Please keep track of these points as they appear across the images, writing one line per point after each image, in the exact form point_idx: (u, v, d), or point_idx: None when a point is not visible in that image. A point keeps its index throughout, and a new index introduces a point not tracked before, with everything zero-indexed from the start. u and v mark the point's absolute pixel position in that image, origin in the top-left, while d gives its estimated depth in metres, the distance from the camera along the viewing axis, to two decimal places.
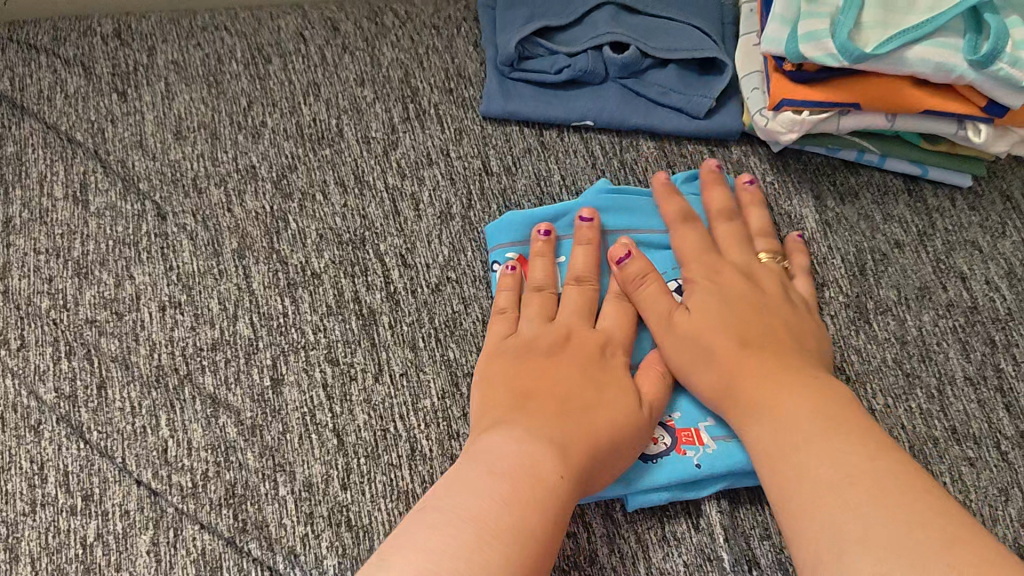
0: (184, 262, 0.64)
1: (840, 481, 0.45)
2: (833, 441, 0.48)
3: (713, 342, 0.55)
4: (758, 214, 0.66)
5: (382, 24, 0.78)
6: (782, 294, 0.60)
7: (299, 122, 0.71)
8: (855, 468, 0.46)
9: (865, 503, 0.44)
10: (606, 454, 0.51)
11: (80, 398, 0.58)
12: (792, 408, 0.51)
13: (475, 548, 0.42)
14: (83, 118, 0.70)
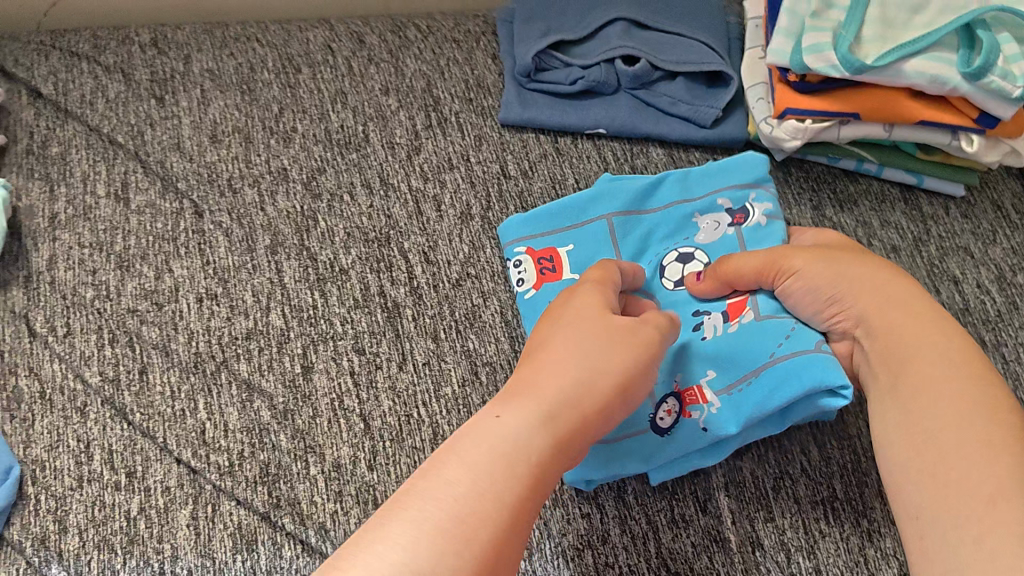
0: (220, 257, 0.68)
1: (962, 435, 0.47)
2: (957, 392, 0.49)
3: (852, 284, 0.57)
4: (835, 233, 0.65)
5: (405, 38, 0.83)
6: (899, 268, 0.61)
7: (328, 128, 0.75)
8: (986, 429, 0.47)
9: (989, 462, 0.45)
10: (563, 373, 0.47)
11: (123, 382, 0.62)
12: (922, 356, 0.52)
13: (394, 514, 0.39)
14: (124, 121, 0.73)
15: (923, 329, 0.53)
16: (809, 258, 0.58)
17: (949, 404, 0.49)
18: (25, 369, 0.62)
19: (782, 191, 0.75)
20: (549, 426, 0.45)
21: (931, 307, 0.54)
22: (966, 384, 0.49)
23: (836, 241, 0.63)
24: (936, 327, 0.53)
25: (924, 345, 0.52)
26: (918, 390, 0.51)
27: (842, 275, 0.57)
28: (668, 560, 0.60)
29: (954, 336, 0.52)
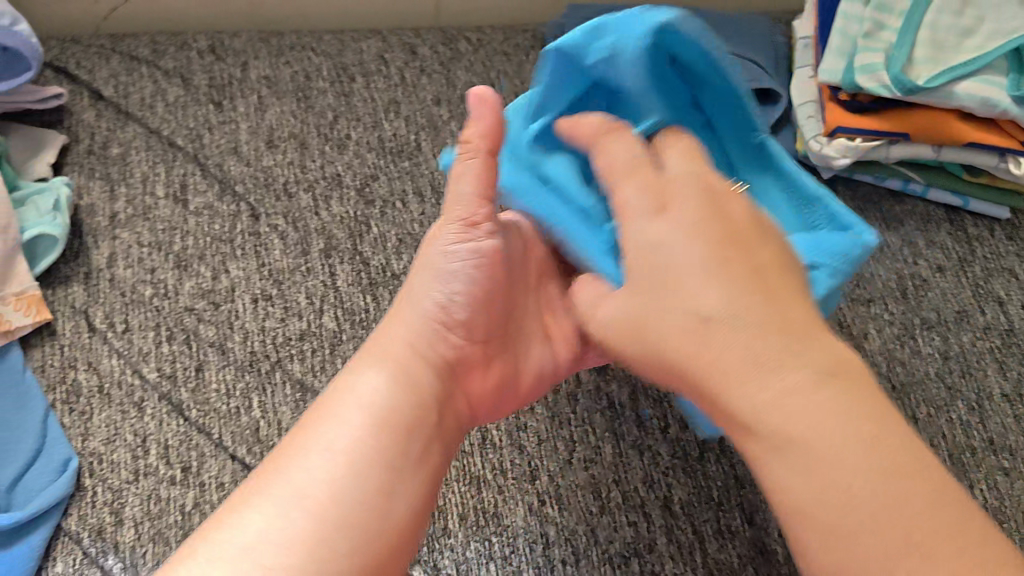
0: (275, 260, 0.69)
1: (838, 427, 0.31)
2: (762, 337, 0.34)
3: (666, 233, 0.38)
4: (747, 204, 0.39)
5: (457, 50, 0.84)
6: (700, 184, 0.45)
7: (381, 136, 0.76)
8: (825, 423, 0.31)
9: (785, 472, 0.32)
10: (407, 328, 0.46)
11: (179, 379, 0.63)
12: (697, 304, 0.36)
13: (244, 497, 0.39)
14: (183, 124, 0.75)
15: (702, 257, 0.37)
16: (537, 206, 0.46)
17: (807, 397, 0.32)
18: (84, 364, 0.63)
19: None
20: (394, 378, 0.43)
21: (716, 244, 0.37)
22: (852, 398, 0.32)
23: (650, 176, 0.40)
24: (729, 279, 0.36)
25: (711, 289, 0.36)
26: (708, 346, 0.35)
27: (664, 219, 0.39)
28: (714, 570, 0.60)
29: (715, 266, 0.36)
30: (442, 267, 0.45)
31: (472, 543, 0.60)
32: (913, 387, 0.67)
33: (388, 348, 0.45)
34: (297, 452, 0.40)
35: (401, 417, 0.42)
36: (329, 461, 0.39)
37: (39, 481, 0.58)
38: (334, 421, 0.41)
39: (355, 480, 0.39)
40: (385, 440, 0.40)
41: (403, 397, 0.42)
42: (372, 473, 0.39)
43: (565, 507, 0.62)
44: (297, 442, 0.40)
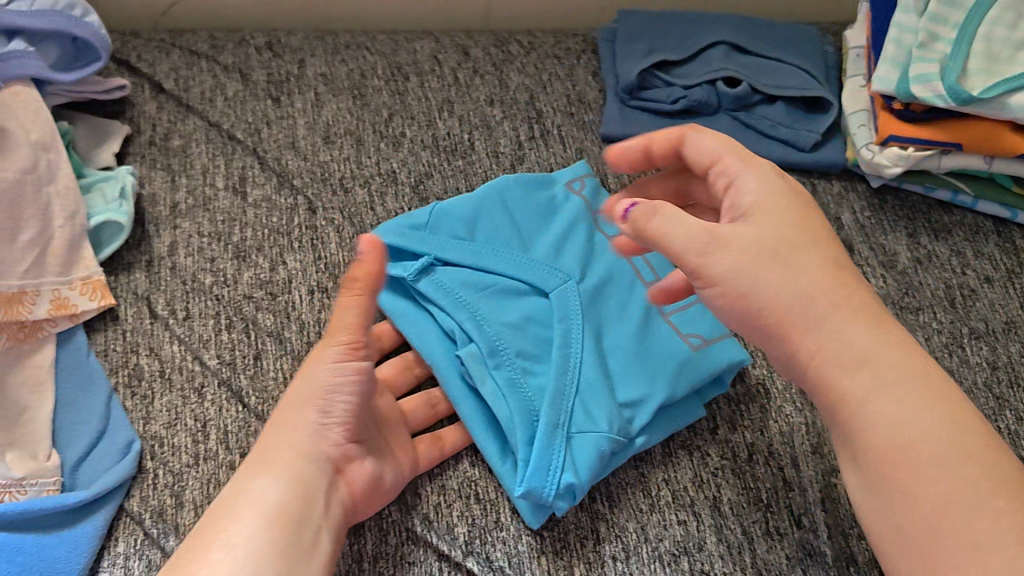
0: (332, 253, 0.70)
1: (920, 418, 0.45)
2: (903, 389, 0.46)
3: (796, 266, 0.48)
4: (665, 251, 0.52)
5: (508, 52, 0.85)
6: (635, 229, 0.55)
7: (435, 134, 0.78)
8: (913, 393, 0.45)
9: (919, 417, 0.45)
10: (280, 446, 0.57)
11: (239, 366, 0.64)
12: (848, 342, 0.47)
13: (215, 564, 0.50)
14: (242, 118, 0.76)
15: (835, 298, 0.48)
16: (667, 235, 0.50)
17: (903, 379, 0.46)
18: (146, 349, 0.64)
19: (877, 217, 0.77)
20: (260, 471, 0.56)
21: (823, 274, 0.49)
22: (919, 387, 0.46)
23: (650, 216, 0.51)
24: (854, 307, 0.48)
25: (850, 331, 0.47)
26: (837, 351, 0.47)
27: (767, 246, 0.49)
28: (763, 570, 0.60)
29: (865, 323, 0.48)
30: (324, 382, 0.58)
31: (523, 536, 0.61)
32: None
33: (297, 421, 0.58)
34: (219, 520, 0.53)
35: (276, 496, 0.54)
36: (242, 556, 0.51)
37: (102, 462, 0.59)
38: (252, 479, 0.55)
39: (278, 549, 0.52)
40: (269, 511, 0.53)
41: (284, 468, 0.56)
42: (261, 554, 0.51)
43: (615, 504, 0.63)
44: (251, 466, 0.56)
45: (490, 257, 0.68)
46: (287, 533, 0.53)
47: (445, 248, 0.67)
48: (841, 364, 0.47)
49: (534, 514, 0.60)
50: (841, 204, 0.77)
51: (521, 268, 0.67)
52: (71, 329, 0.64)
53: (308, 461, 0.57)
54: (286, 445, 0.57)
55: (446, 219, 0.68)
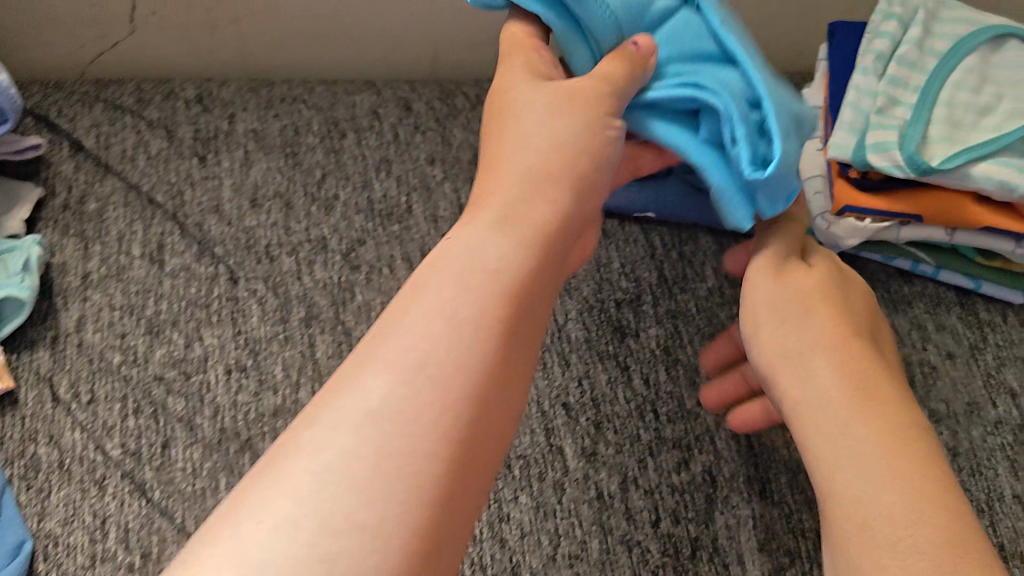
0: (252, 327, 0.66)
1: (858, 447, 0.48)
2: (885, 476, 0.46)
3: (837, 397, 0.50)
4: (806, 313, 0.54)
5: (453, 106, 0.82)
6: (810, 308, 0.55)
7: (371, 197, 0.73)
8: (894, 452, 0.47)
9: (873, 455, 0.47)
10: (513, 193, 0.47)
11: (145, 456, 0.60)
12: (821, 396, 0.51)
13: (421, 374, 0.36)
14: (164, 179, 0.72)
15: (851, 417, 0.49)
16: (780, 329, 0.55)
17: (863, 438, 0.48)
18: (44, 438, 0.60)
19: None
20: (500, 228, 0.45)
21: (843, 335, 0.53)
22: (890, 437, 0.47)
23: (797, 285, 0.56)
24: (851, 376, 0.51)
25: (829, 395, 0.50)
26: (842, 418, 0.49)
27: (840, 384, 0.51)
28: None
29: (889, 445, 0.47)
30: (536, 101, 0.50)
31: None
32: None
33: (541, 181, 0.48)
34: (418, 292, 0.40)
35: (489, 294, 0.41)
36: (420, 347, 0.37)
37: None
38: (477, 249, 0.44)
39: (468, 338, 0.39)
40: (469, 333, 0.39)
41: (517, 236, 0.45)
42: (470, 369, 0.38)
43: None
44: (478, 220, 0.45)
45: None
46: (492, 329, 0.40)
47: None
48: (805, 403, 0.51)
49: (749, 214, 0.52)
50: None
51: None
52: None
53: (544, 245, 0.46)
54: (539, 166, 0.48)
55: None
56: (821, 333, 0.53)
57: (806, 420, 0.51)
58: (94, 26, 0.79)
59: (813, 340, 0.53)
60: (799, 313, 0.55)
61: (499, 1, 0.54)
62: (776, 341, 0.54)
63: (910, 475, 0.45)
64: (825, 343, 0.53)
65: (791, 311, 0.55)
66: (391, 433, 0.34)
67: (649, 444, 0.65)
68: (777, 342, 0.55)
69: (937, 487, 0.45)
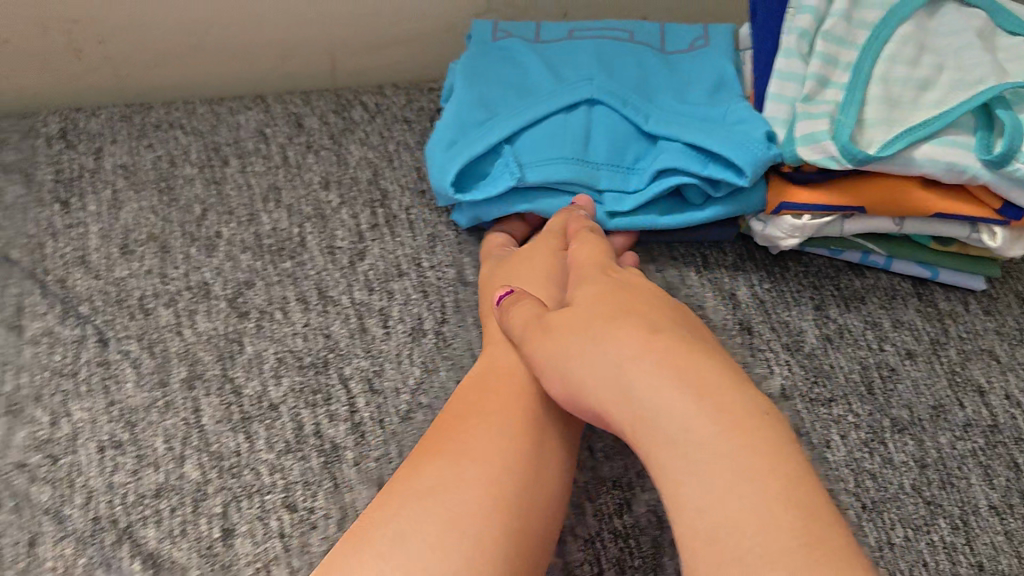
0: (127, 395, 0.58)
1: (688, 450, 0.40)
2: (723, 472, 0.39)
3: (649, 398, 0.43)
4: (607, 310, 0.49)
5: (350, 119, 0.74)
6: (615, 307, 0.49)
7: (258, 231, 0.66)
8: (730, 442, 0.39)
9: (703, 455, 0.40)
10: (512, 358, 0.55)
11: (5, 559, 0.52)
12: (638, 403, 0.43)
13: (449, 530, 0.43)
14: (22, 231, 0.64)
15: (686, 418, 0.41)
16: (583, 340, 0.48)
17: (696, 439, 0.40)
18: None
19: (779, 288, 0.67)
20: (510, 394, 0.53)
21: (644, 328, 0.46)
22: (722, 423, 0.40)
23: (608, 293, 0.51)
24: (664, 365, 0.43)
25: (646, 402, 0.43)
26: (660, 428, 0.42)
27: (651, 379, 0.43)
28: None
29: (727, 430, 0.40)
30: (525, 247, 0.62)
31: None
32: (887, 504, 0.57)
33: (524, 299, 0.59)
34: (416, 473, 0.47)
35: (499, 454, 0.48)
36: (471, 495, 0.45)
37: None
38: (476, 429, 0.50)
39: (487, 498, 0.45)
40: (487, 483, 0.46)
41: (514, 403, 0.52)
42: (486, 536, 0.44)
43: None
44: (472, 410, 0.52)
45: (512, 110, 0.66)
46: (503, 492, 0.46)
47: (490, 130, 0.64)
48: (630, 418, 0.44)
49: (857, 155, 0.57)
50: (736, 277, 0.67)
51: (549, 99, 0.65)
52: None
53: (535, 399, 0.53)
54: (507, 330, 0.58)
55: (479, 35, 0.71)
56: (625, 340, 0.46)
57: (634, 438, 0.43)
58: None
59: (619, 351, 0.46)
60: (597, 327, 0.48)
61: (489, 216, 0.66)
62: (573, 369, 0.48)
63: (752, 465, 0.38)
64: (625, 348, 0.45)
65: (598, 314, 0.49)
66: (449, 533, 0.43)
67: (584, 488, 0.59)
68: (580, 367, 0.47)
69: (786, 477, 0.38)
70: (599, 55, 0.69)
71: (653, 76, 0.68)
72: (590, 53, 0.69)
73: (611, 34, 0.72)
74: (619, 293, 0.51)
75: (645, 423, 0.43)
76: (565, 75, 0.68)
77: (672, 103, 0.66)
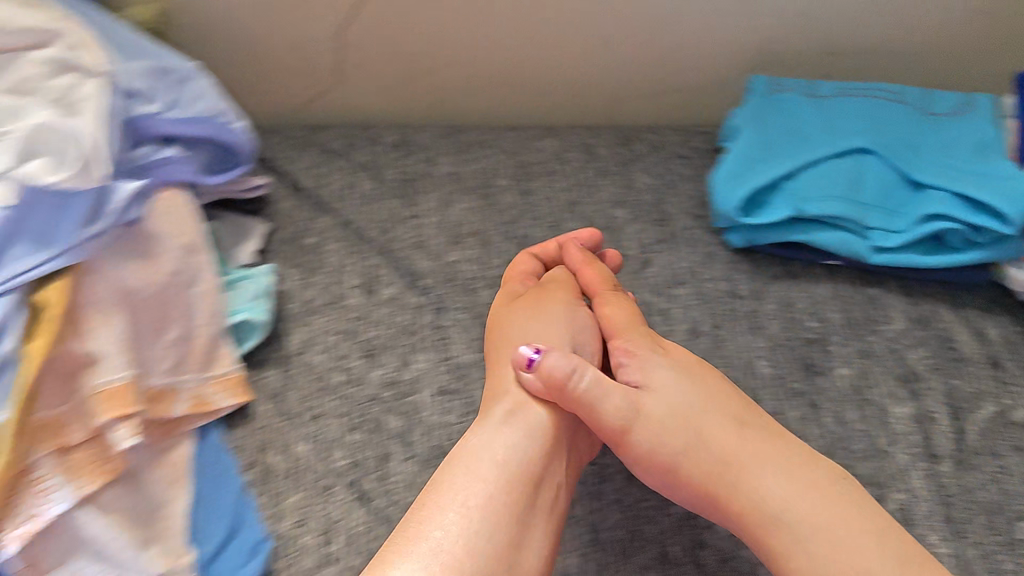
0: (459, 354, 0.70)
1: (820, 534, 0.52)
2: (853, 556, 0.51)
3: (777, 484, 0.54)
4: (711, 402, 0.60)
5: (636, 151, 0.86)
6: (729, 405, 0.60)
7: (561, 235, 0.78)
8: (859, 532, 0.52)
9: (840, 539, 0.51)
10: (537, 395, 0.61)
11: (366, 468, 0.64)
12: (764, 490, 0.54)
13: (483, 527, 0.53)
14: (374, 217, 0.78)
15: (815, 509, 0.53)
16: (699, 433, 0.58)
17: (828, 527, 0.52)
18: (276, 447, 0.65)
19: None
20: (545, 425, 0.60)
21: (761, 432, 0.58)
22: (853, 515, 0.52)
23: (717, 387, 0.61)
24: (784, 466, 0.55)
25: (770, 488, 0.54)
26: (788, 512, 0.53)
27: (778, 473, 0.55)
28: None
29: (847, 516, 0.52)
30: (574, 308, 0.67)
31: None
32: None
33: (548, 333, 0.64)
34: (445, 489, 0.54)
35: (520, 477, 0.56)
36: (476, 504, 0.54)
37: (228, 566, 0.58)
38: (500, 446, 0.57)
39: (505, 508, 0.54)
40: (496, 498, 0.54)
41: (524, 426, 0.59)
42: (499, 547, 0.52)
43: None
44: (488, 422, 0.59)
45: (791, 152, 0.75)
46: (511, 506, 0.54)
47: (773, 166, 0.74)
48: (753, 514, 0.54)
49: None
50: (985, 319, 0.74)
51: (827, 145, 0.75)
52: (205, 425, 0.65)
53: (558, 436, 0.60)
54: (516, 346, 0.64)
55: (759, 86, 0.82)
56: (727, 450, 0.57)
57: (749, 531, 0.54)
58: (313, 65, 0.87)
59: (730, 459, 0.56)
60: (615, 402, 0.59)
61: (763, 240, 0.75)
62: (696, 465, 0.57)
63: (880, 552, 0.51)
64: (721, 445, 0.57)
65: (719, 407, 0.59)
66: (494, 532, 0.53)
67: None
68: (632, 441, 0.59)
69: (909, 559, 0.50)
70: (869, 112, 0.78)
71: (920, 134, 0.77)
72: (861, 109, 0.79)
73: (880, 94, 0.80)
74: (710, 384, 0.61)
75: (768, 505, 0.54)
76: (839, 127, 0.77)
77: (938, 158, 0.74)
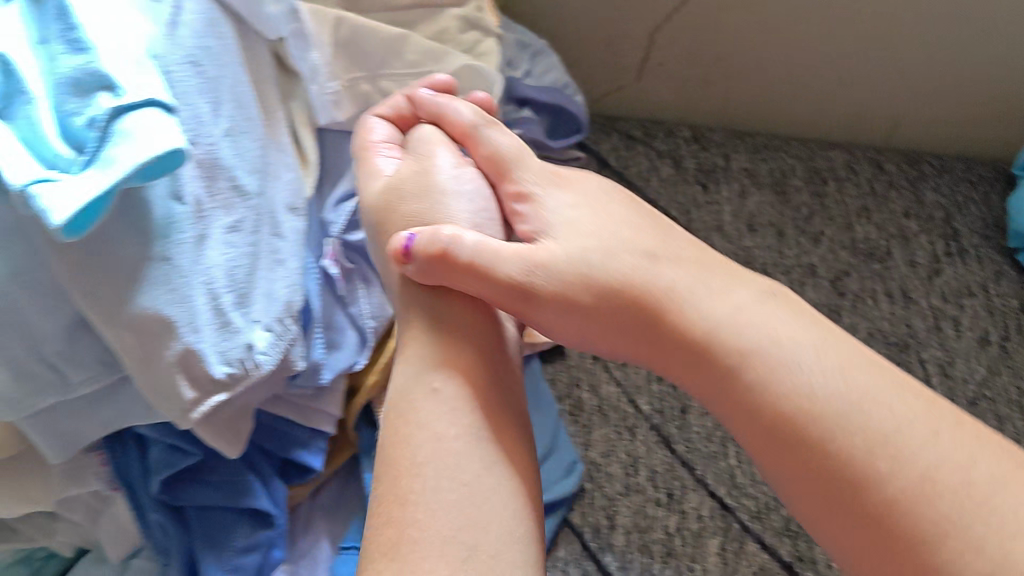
0: None
1: (942, 455, 0.40)
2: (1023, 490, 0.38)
3: (850, 414, 0.42)
4: (802, 347, 0.46)
5: (923, 170, 0.89)
6: (783, 334, 0.47)
7: (853, 237, 0.82)
8: (980, 476, 0.39)
9: (962, 472, 0.40)
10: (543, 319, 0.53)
11: (668, 415, 0.71)
12: (875, 418, 0.42)
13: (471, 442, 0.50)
14: (675, 199, 0.84)
15: (920, 430, 0.41)
16: (764, 359, 0.46)
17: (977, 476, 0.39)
18: (586, 385, 0.73)
19: None
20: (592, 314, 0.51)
21: (828, 341, 0.46)
22: (992, 463, 0.40)
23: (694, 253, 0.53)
24: (902, 406, 0.43)
25: (834, 423, 0.42)
26: (879, 458, 0.41)
27: (897, 411, 0.42)
28: None
29: (987, 458, 0.40)
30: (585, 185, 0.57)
31: None
32: None
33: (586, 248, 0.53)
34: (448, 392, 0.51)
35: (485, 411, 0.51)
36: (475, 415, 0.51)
37: (550, 477, 0.67)
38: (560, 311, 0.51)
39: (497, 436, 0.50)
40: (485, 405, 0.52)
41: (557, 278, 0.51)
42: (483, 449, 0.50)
43: None
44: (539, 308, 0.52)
45: None
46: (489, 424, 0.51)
47: None
48: (848, 443, 0.42)
49: None
50: None
51: None
52: (528, 355, 0.73)
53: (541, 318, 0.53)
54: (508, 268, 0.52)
55: None
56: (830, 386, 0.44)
57: (835, 483, 0.42)
58: (624, 54, 0.95)
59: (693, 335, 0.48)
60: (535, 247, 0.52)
61: None
62: (693, 354, 0.48)
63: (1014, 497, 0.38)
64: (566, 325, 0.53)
65: (760, 327, 0.47)
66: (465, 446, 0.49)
67: None
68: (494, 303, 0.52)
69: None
70: None
71: None
72: None
73: None
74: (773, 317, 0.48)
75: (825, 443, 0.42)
76: None
77: None
